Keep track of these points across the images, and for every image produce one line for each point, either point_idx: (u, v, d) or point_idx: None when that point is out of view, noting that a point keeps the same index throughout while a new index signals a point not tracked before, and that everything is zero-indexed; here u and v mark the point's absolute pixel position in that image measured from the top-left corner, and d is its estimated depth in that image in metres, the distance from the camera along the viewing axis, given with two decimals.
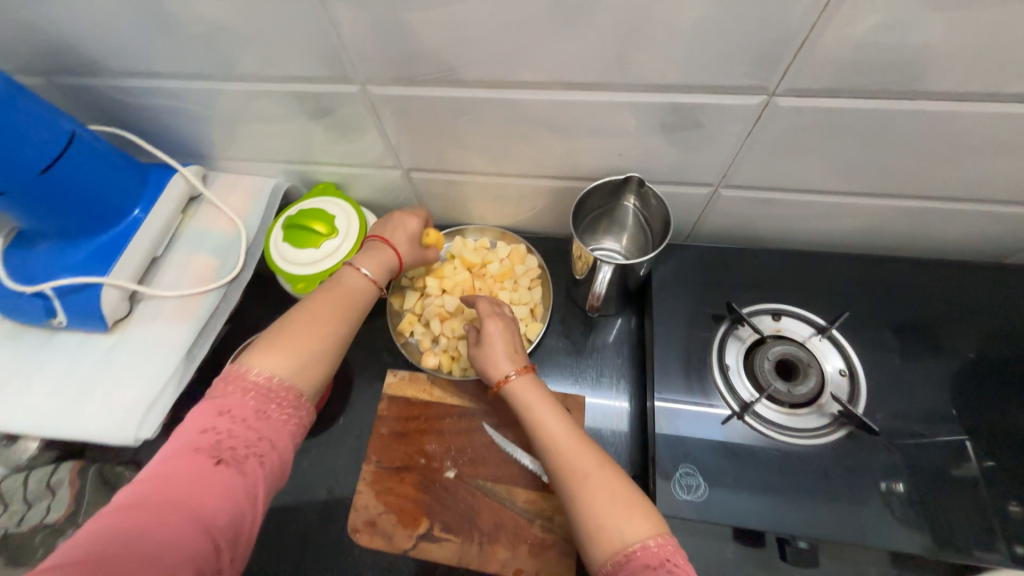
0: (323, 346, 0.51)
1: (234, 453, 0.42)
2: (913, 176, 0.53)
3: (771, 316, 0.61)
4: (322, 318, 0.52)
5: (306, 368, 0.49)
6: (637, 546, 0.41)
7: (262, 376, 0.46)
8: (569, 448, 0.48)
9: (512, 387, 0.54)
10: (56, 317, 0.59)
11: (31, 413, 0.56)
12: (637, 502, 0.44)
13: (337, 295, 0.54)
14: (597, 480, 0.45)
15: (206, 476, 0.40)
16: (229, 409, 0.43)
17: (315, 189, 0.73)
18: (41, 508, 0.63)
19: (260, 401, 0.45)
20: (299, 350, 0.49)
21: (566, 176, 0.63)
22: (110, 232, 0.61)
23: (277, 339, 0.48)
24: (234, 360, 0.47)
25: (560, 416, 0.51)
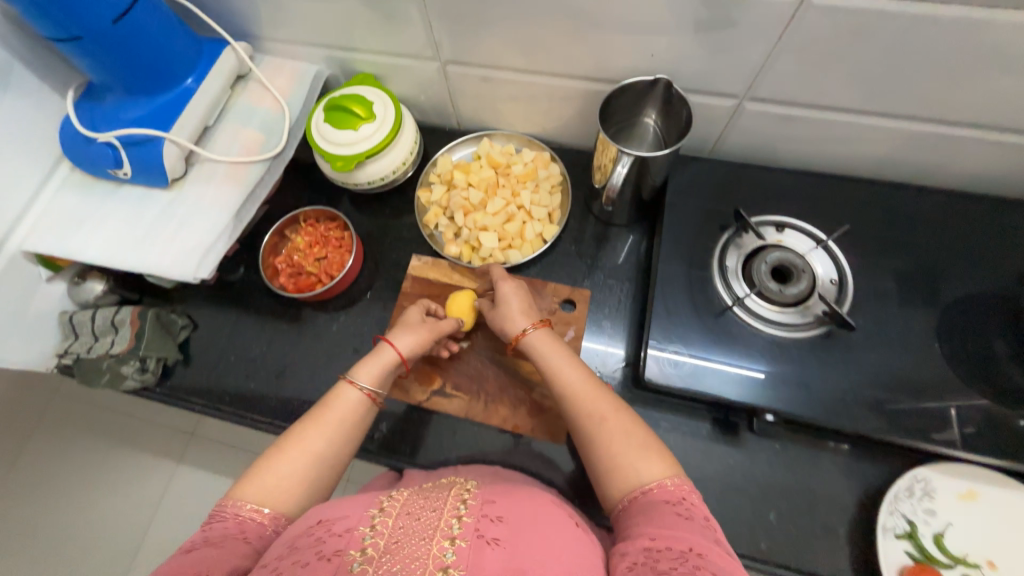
0: (313, 469, 0.49)
1: (214, 540, 0.43)
2: (936, 96, 0.55)
3: (774, 228, 0.66)
4: (318, 442, 0.50)
5: (295, 489, 0.47)
6: (653, 484, 0.43)
7: (248, 508, 0.45)
8: (584, 394, 0.50)
9: (529, 340, 0.56)
10: (122, 168, 0.65)
11: (107, 247, 0.64)
12: (652, 445, 0.46)
13: (329, 418, 0.52)
14: (611, 423, 0.47)
15: (191, 557, 0.41)
16: (208, 532, 0.43)
17: (354, 78, 0.75)
18: (106, 342, 0.72)
19: (239, 519, 0.45)
20: (287, 473, 0.48)
21: (597, 77, 0.65)
22: (166, 95, 0.66)
23: (266, 471, 0.48)
24: (221, 498, 0.47)
25: (574, 364, 0.53)
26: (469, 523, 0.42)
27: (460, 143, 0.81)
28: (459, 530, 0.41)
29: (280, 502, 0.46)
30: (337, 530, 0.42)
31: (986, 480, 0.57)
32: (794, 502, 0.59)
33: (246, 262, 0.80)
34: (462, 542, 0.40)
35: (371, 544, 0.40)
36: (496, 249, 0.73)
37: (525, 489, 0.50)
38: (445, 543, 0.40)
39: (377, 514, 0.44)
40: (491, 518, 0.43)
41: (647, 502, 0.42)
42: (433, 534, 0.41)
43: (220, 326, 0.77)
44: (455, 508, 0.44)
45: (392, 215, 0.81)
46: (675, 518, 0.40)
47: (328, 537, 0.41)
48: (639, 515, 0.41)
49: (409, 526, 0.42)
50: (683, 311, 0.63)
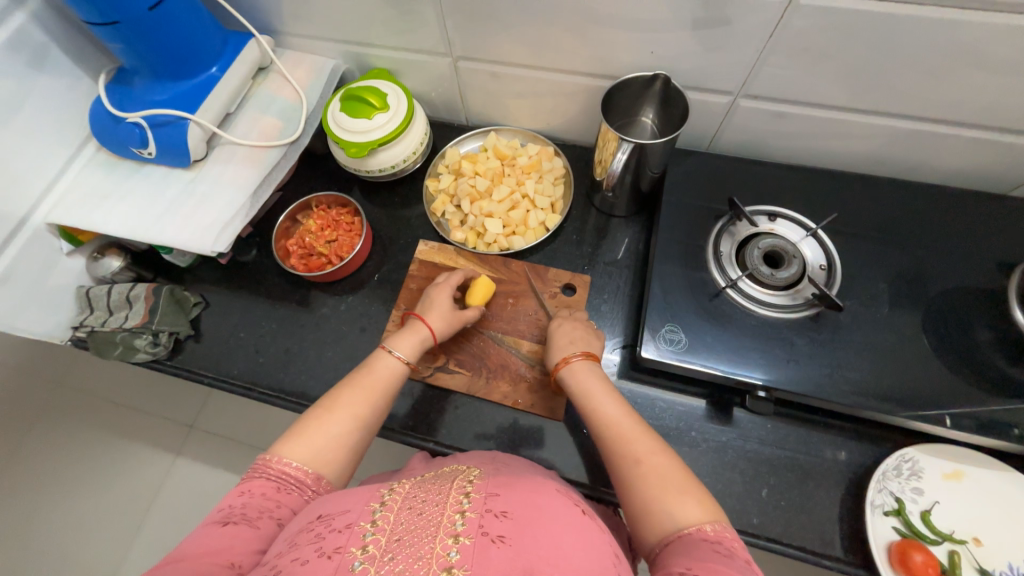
0: (353, 435, 0.54)
1: (250, 516, 0.47)
2: (918, 93, 0.59)
3: (767, 217, 0.70)
4: (360, 408, 0.56)
5: (337, 451, 0.53)
6: (692, 529, 0.43)
7: (293, 467, 0.51)
8: (626, 434, 0.51)
9: (572, 369, 0.59)
10: (147, 147, 0.68)
11: (129, 221, 0.67)
12: (693, 490, 0.46)
13: (372, 387, 0.58)
14: (653, 463, 0.48)
15: (224, 529, 0.46)
16: (247, 490, 0.49)
17: (369, 73, 0.79)
18: (120, 316, 0.74)
19: (279, 479, 0.50)
20: (332, 434, 0.53)
21: (600, 74, 0.70)
22: (192, 81, 0.69)
23: (311, 431, 0.53)
24: (268, 452, 0.52)
25: (619, 405, 0.54)
26: (472, 518, 0.43)
27: (468, 137, 0.85)
28: (462, 527, 0.43)
29: (322, 464, 0.52)
30: (336, 526, 0.44)
31: (972, 460, 0.58)
32: (786, 479, 0.61)
33: (258, 244, 0.83)
34: (465, 540, 0.41)
35: (372, 542, 0.42)
36: (500, 235, 0.76)
37: (531, 478, 0.50)
38: (448, 542, 0.41)
39: (378, 509, 0.46)
40: (495, 513, 0.44)
41: (688, 543, 0.42)
42: (435, 532, 0.42)
43: (232, 304, 0.80)
44: (458, 503, 0.45)
45: (400, 203, 0.85)
46: (715, 555, 0.40)
47: (328, 533, 0.44)
48: (674, 553, 0.41)
49: (412, 522, 0.44)
50: (678, 293, 0.66)
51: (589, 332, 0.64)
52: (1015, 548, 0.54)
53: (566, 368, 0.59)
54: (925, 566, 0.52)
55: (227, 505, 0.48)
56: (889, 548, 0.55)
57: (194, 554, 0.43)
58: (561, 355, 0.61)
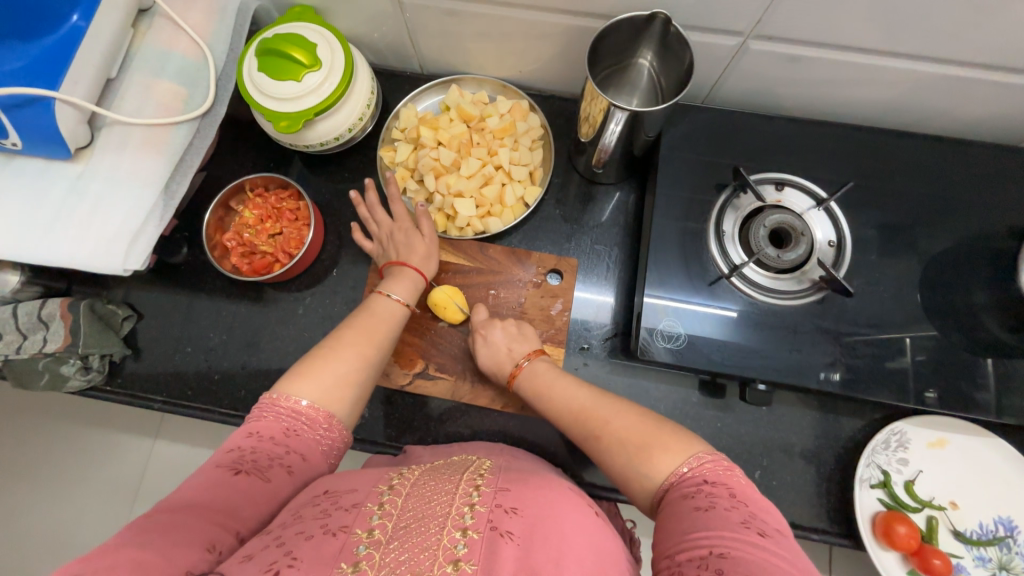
0: (364, 370, 0.52)
1: (260, 466, 0.42)
2: (965, 32, 0.49)
3: (774, 186, 0.62)
4: (365, 347, 0.53)
5: (348, 387, 0.50)
6: (673, 479, 0.43)
7: (304, 405, 0.47)
8: (589, 407, 0.51)
9: (525, 374, 0.57)
10: (7, 138, 0.53)
11: (11, 232, 0.54)
12: (663, 435, 0.45)
13: (373, 321, 0.56)
14: (610, 432, 0.48)
15: (228, 485, 0.40)
16: (257, 431, 0.44)
17: (289, 13, 0.62)
18: (36, 340, 0.63)
19: (290, 422, 0.46)
20: (340, 371, 0.50)
21: (584, 11, 0.56)
22: (46, 39, 0.51)
23: (318, 368, 0.49)
24: (270, 389, 0.47)
25: (574, 383, 0.54)
26: (482, 512, 0.41)
27: (425, 91, 0.70)
28: (471, 521, 0.40)
29: (334, 403, 0.48)
30: (343, 505, 0.42)
31: (958, 429, 0.59)
32: (778, 458, 0.61)
33: (189, 240, 0.71)
34: (473, 534, 0.39)
35: (379, 526, 0.40)
36: (473, 217, 0.66)
37: (544, 474, 0.48)
38: (456, 535, 0.39)
39: (386, 492, 0.44)
40: (505, 508, 0.41)
41: (672, 502, 0.41)
42: (443, 522, 0.40)
43: (170, 313, 0.69)
44: (467, 494, 0.43)
45: (353, 180, 0.72)
46: (695, 513, 0.39)
47: (335, 510, 0.41)
48: (664, 517, 0.41)
49: (418, 510, 0.41)
50: (675, 280, 0.59)
51: (522, 330, 0.62)
52: (986, 508, 0.58)
53: (521, 374, 0.57)
54: (906, 536, 0.55)
55: (234, 447, 0.43)
56: (874, 520, 0.57)
57: (203, 504, 0.38)
58: (510, 365, 0.59)
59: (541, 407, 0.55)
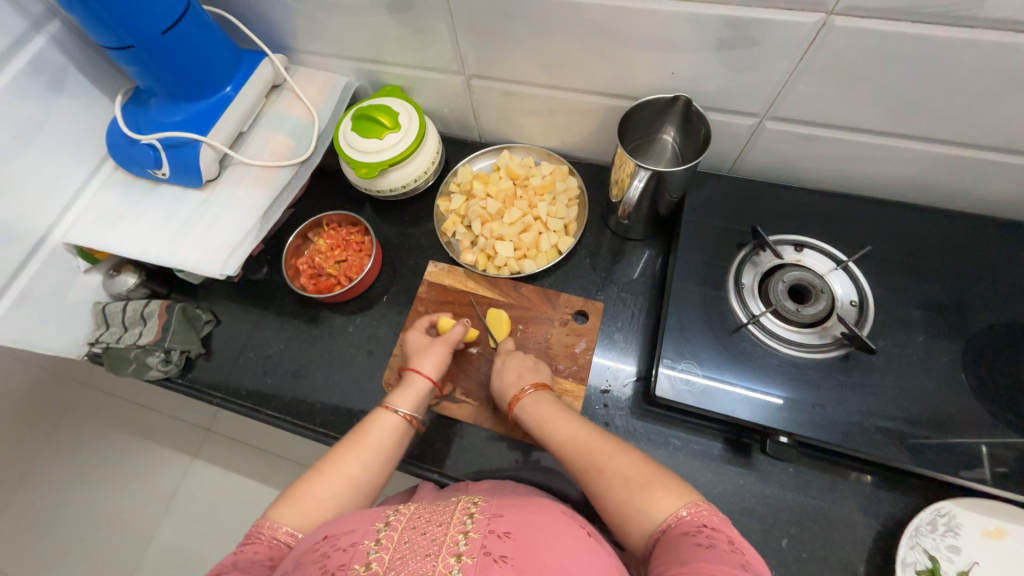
0: (346, 497, 0.52)
1: (240, 569, 0.45)
2: (968, 118, 0.54)
3: (793, 247, 0.66)
4: (355, 469, 0.54)
5: (330, 513, 0.51)
6: (671, 520, 0.44)
7: (285, 531, 0.49)
8: (589, 442, 0.53)
9: (526, 404, 0.59)
10: (160, 168, 0.69)
11: (143, 241, 0.68)
12: (659, 482, 0.47)
13: (367, 435, 0.57)
14: (614, 467, 0.50)
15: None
16: (239, 548, 0.47)
17: (382, 90, 0.78)
18: (135, 332, 0.75)
19: (269, 543, 0.48)
20: (323, 496, 0.52)
21: (619, 94, 0.67)
22: (206, 101, 0.69)
23: (304, 494, 0.51)
24: (260, 516, 0.50)
25: (571, 419, 0.56)
26: (475, 538, 0.43)
27: (481, 154, 0.83)
28: (465, 547, 0.42)
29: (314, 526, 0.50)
30: (341, 544, 0.44)
31: (1014, 517, 0.54)
32: (808, 528, 0.58)
33: (270, 262, 0.83)
34: (467, 560, 0.41)
35: (377, 559, 0.42)
36: (511, 258, 0.74)
37: (535, 500, 0.49)
38: (452, 561, 0.41)
39: (383, 528, 0.46)
40: (498, 533, 0.43)
41: (671, 538, 0.43)
42: (438, 551, 0.42)
43: (243, 322, 0.80)
44: (461, 523, 0.45)
45: (411, 222, 0.83)
46: (696, 548, 0.40)
47: (333, 552, 0.43)
48: (661, 551, 0.42)
49: (415, 541, 0.44)
50: (695, 328, 0.63)
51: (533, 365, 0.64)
52: None
53: (523, 401, 0.60)
54: None
55: (221, 563, 0.47)
56: None
57: None
58: (513, 391, 0.62)
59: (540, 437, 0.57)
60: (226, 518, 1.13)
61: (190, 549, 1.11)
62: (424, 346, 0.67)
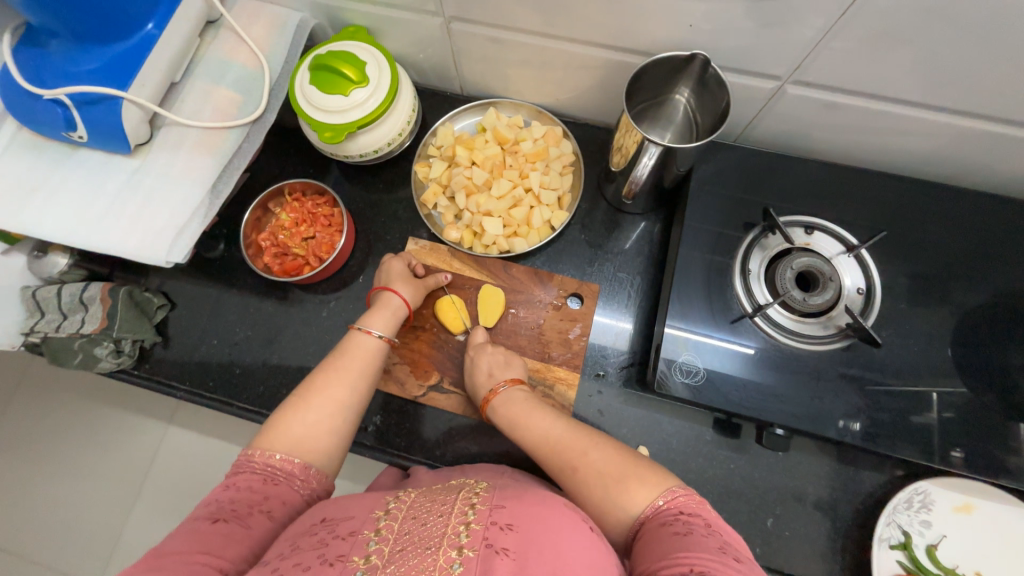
0: (337, 417, 0.52)
1: (240, 513, 0.44)
2: (1008, 90, 0.49)
3: (803, 229, 0.62)
4: (339, 392, 0.53)
5: (323, 434, 0.51)
6: (649, 510, 0.43)
7: (279, 458, 0.48)
8: (565, 440, 0.51)
9: (500, 400, 0.57)
10: (75, 131, 0.57)
11: (68, 219, 0.58)
12: (638, 473, 0.46)
13: (347, 360, 0.56)
14: (588, 464, 0.48)
15: (209, 531, 0.41)
16: (234, 482, 0.46)
17: (343, 32, 0.65)
18: (76, 320, 0.66)
19: (267, 474, 0.47)
20: (311, 420, 0.51)
21: (625, 47, 0.58)
22: (122, 44, 0.56)
23: (290, 421, 0.50)
24: (247, 447, 0.49)
25: (548, 415, 0.54)
26: (477, 530, 0.41)
27: (463, 112, 0.73)
28: (467, 539, 0.41)
29: (308, 452, 0.49)
30: (340, 532, 0.43)
31: (984, 494, 0.57)
32: (792, 508, 0.60)
33: (227, 237, 0.74)
34: (468, 552, 0.40)
35: (376, 551, 0.41)
36: (500, 236, 0.67)
37: (537, 491, 0.47)
38: (452, 554, 0.39)
39: (382, 517, 0.45)
40: (500, 526, 0.42)
41: (650, 530, 0.42)
42: (439, 543, 0.41)
43: (202, 305, 0.72)
44: (463, 514, 0.43)
45: (387, 192, 0.74)
46: (674, 538, 0.39)
47: (332, 539, 0.42)
48: (642, 544, 0.41)
49: (414, 532, 0.42)
50: (698, 314, 0.59)
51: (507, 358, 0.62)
52: None
53: (497, 399, 0.57)
54: None
55: (213, 500, 0.45)
56: None
57: (186, 549, 0.39)
58: (488, 387, 0.59)
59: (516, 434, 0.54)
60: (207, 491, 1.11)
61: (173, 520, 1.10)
62: (400, 275, 0.65)
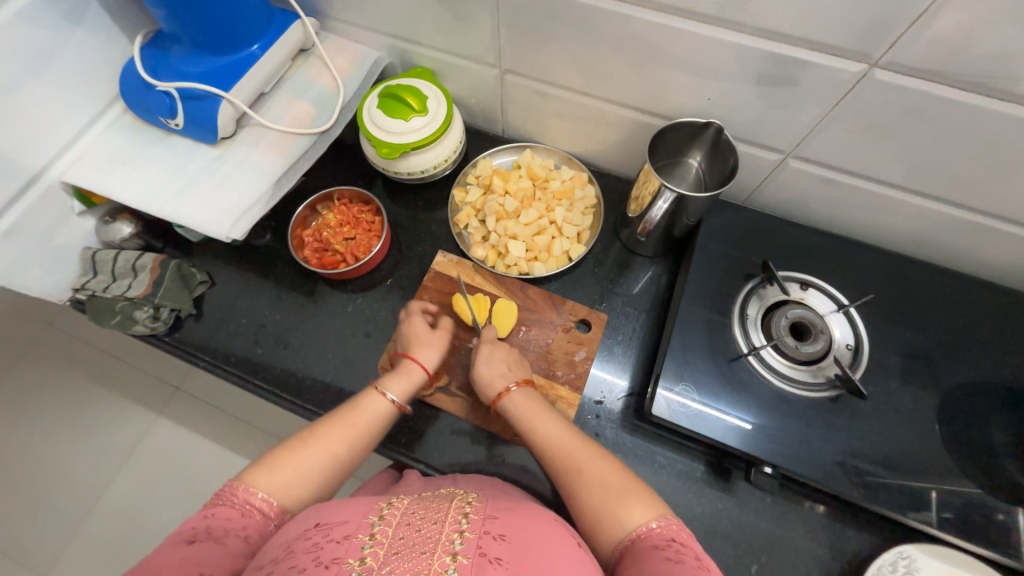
0: (326, 471, 0.53)
1: (218, 535, 0.45)
2: (980, 184, 0.56)
3: (799, 285, 0.68)
4: (337, 443, 0.55)
5: (308, 483, 0.52)
6: (642, 530, 0.45)
7: (259, 498, 0.49)
8: (569, 445, 0.54)
9: (510, 399, 0.60)
10: (174, 119, 0.66)
11: (149, 191, 0.66)
12: (635, 491, 0.49)
13: (355, 413, 0.58)
14: (592, 471, 0.51)
15: (192, 548, 0.43)
16: (212, 513, 0.47)
17: (411, 71, 0.76)
18: (124, 284, 0.72)
19: (243, 509, 0.48)
20: (303, 468, 0.52)
21: (651, 112, 0.67)
22: (230, 56, 0.66)
23: (282, 464, 0.52)
24: (232, 480, 0.50)
25: (552, 419, 0.57)
26: (471, 539, 0.43)
27: (502, 150, 0.83)
28: (460, 546, 0.43)
29: (288, 497, 0.50)
30: (334, 536, 0.44)
31: (978, 572, 0.56)
32: (777, 556, 0.60)
33: (273, 229, 0.81)
34: (462, 559, 0.41)
35: (371, 554, 0.42)
36: (521, 258, 0.74)
37: (529, 504, 0.50)
38: (446, 560, 0.41)
39: (377, 522, 0.46)
40: (493, 536, 0.44)
41: (641, 550, 0.44)
42: (433, 548, 0.42)
43: (238, 287, 0.78)
44: (457, 522, 0.45)
45: (424, 209, 0.82)
46: (666, 563, 0.41)
47: (326, 543, 0.43)
48: (631, 562, 0.44)
49: (409, 537, 0.44)
50: (696, 348, 0.64)
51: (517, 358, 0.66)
52: None
53: (507, 398, 0.60)
54: None
55: (190, 526, 0.46)
56: None
57: (168, 561, 0.42)
58: (499, 386, 0.61)
59: (529, 433, 0.57)
60: (188, 484, 1.09)
61: (147, 509, 1.08)
62: (421, 335, 0.67)
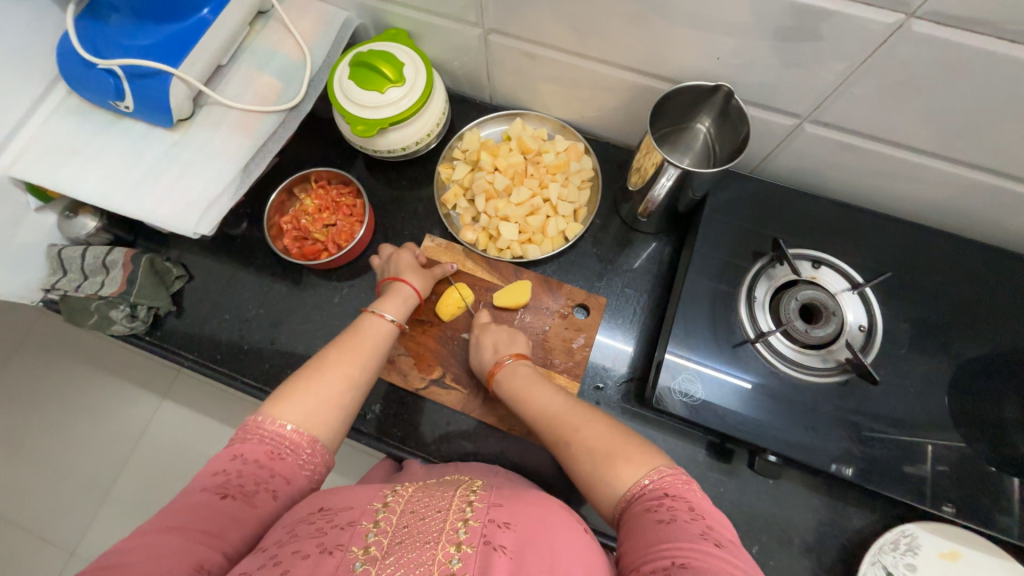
0: (349, 393, 0.52)
1: (248, 490, 0.43)
2: (1018, 147, 0.51)
3: (810, 263, 0.64)
4: (353, 368, 0.54)
5: (334, 408, 0.51)
6: (634, 491, 0.44)
7: (288, 429, 0.47)
8: (560, 414, 0.52)
9: (504, 373, 0.59)
10: (123, 101, 0.60)
11: (106, 182, 0.60)
12: (623, 450, 0.47)
13: (363, 338, 0.57)
14: (580, 439, 0.49)
15: (215, 507, 0.41)
16: (241, 454, 0.45)
17: (385, 33, 0.68)
18: (96, 282, 0.68)
19: (274, 447, 0.46)
20: (324, 394, 0.51)
21: (653, 73, 0.60)
22: (177, 24, 0.58)
23: (303, 392, 0.50)
24: (256, 414, 0.48)
25: (545, 387, 0.56)
26: (475, 527, 0.41)
27: (490, 119, 0.76)
28: (465, 535, 0.40)
29: (317, 425, 0.49)
30: (338, 523, 0.42)
31: (975, 546, 0.56)
32: (778, 536, 0.60)
33: (250, 217, 0.76)
34: (468, 548, 0.39)
35: (375, 544, 0.40)
36: (514, 241, 0.70)
37: (534, 491, 0.48)
38: (450, 550, 0.39)
39: (382, 509, 0.44)
40: (498, 524, 0.41)
41: (636, 514, 0.42)
42: (437, 539, 0.40)
43: (218, 280, 0.74)
44: (460, 510, 0.43)
45: (409, 189, 0.77)
46: (656, 526, 0.40)
47: (330, 529, 0.41)
48: (627, 526, 0.42)
49: (413, 526, 0.42)
50: (700, 332, 0.61)
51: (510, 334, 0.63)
52: None
53: (500, 372, 0.59)
54: None
55: (219, 470, 0.43)
56: None
57: (189, 523, 0.39)
58: (494, 361, 0.61)
59: (521, 403, 0.56)
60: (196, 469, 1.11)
61: (158, 494, 1.10)
62: (409, 264, 0.67)
